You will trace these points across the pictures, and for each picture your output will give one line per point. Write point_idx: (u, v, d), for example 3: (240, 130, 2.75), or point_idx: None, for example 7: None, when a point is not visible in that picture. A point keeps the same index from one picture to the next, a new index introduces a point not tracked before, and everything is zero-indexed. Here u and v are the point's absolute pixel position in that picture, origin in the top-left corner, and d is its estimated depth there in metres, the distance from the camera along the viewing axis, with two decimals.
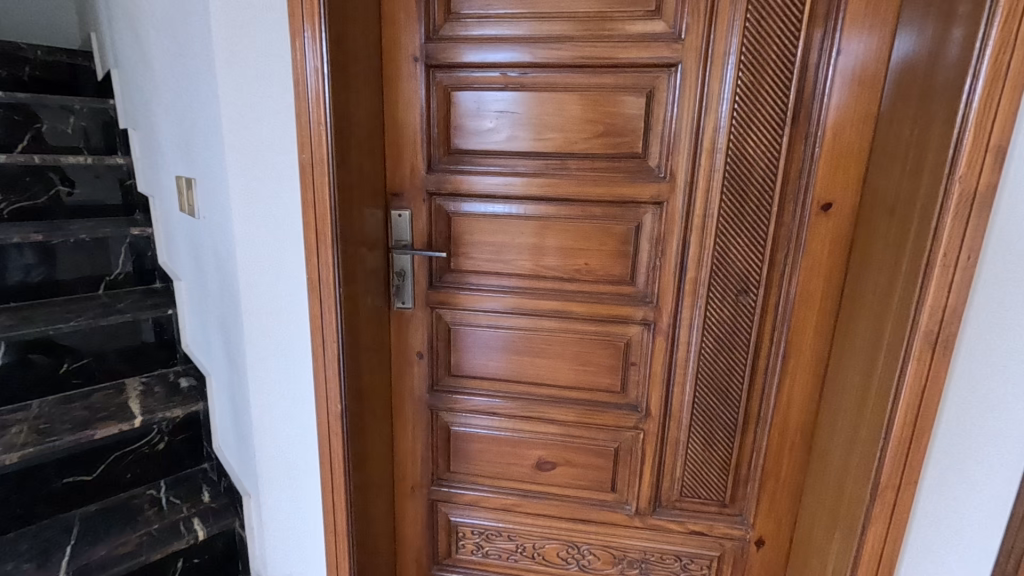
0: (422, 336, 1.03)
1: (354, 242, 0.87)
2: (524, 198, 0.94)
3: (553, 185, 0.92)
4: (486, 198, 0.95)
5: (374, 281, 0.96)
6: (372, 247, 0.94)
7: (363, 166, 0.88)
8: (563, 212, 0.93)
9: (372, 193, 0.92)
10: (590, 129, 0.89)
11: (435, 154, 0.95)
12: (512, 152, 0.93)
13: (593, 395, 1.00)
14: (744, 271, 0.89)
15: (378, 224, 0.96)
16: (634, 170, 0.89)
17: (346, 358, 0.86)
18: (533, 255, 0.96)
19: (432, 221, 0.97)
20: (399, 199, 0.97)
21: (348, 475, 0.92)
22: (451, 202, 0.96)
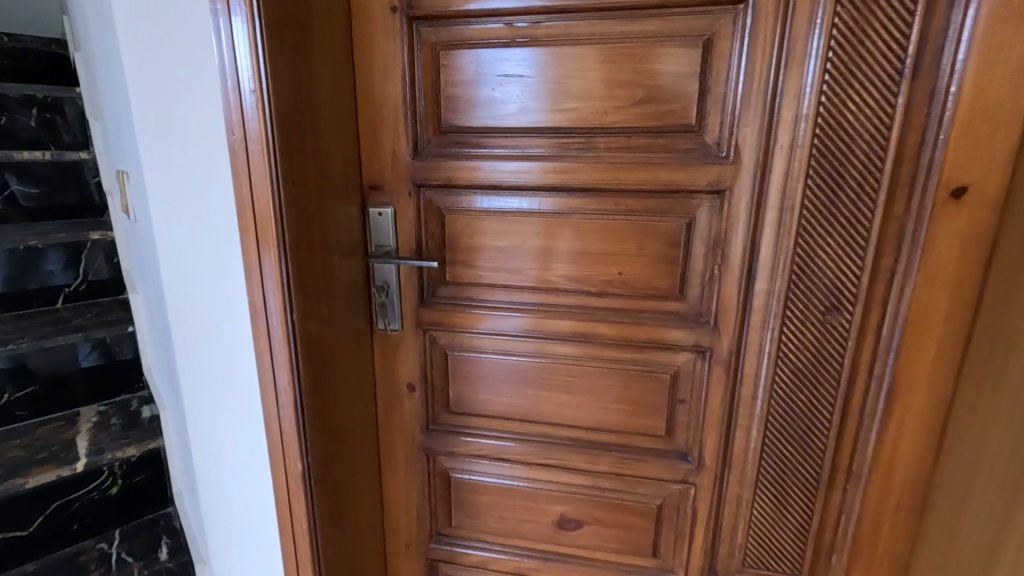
0: (413, 364, 0.82)
1: (320, 252, 0.66)
2: (538, 189, 0.72)
3: (575, 171, 0.70)
4: (489, 190, 0.74)
5: (350, 298, 0.75)
6: (347, 255, 0.73)
7: (327, 151, 0.67)
8: (590, 207, 0.71)
9: (343, 186, 0.72)
10: (625, 95, 0.67)
11: (423, 133, 0.74)
12: (522, 129, 0.71)
13: (630, 439, 0.79)
14: (837, 281, 0.66)
15: (354, 226, 0.75)
16: (684, 149, 0.67)
17: (307, 405, 0.66)
18: (550, 263, 0.74)
19: (422, 221, 0.76)
20: (379, 193, 0.76)
21: (318, 552, 0.71)
22: (445, 196, 0.75)
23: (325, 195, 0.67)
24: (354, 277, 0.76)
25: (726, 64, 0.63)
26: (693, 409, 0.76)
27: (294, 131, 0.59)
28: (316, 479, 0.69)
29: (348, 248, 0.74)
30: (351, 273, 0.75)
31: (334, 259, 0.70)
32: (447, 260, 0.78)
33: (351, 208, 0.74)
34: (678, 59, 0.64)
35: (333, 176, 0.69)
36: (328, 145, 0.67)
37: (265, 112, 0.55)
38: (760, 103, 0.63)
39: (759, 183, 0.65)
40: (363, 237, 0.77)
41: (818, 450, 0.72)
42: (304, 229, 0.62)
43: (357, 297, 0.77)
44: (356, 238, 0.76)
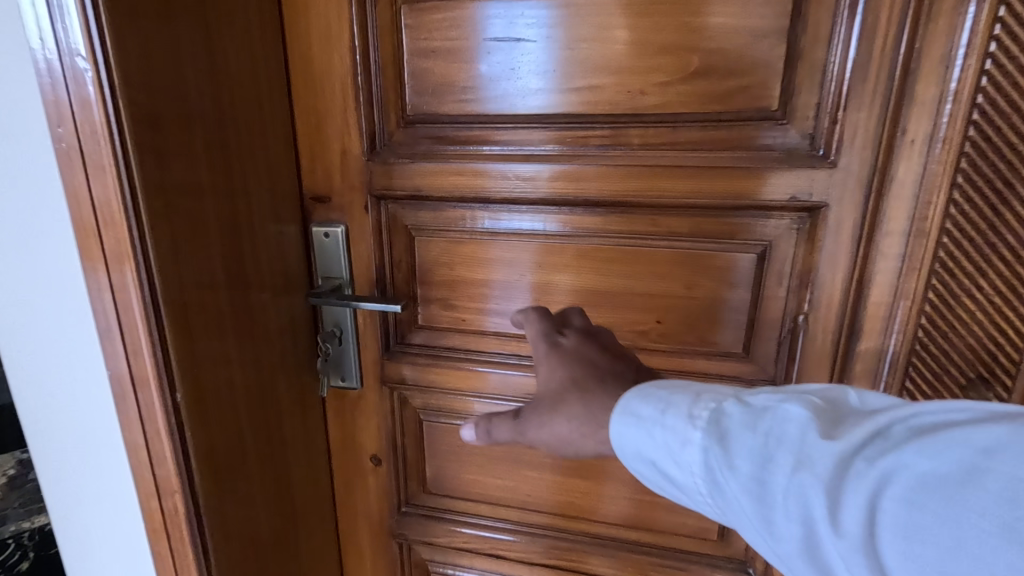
0: (378, 432, 0.62)
1: (225, 293, 0.46)
2: (543, 202, 0.51)
3: (596, 177, 0.49)
4: (474, 202, 0.53)
5: (288, 352, 0.55)
6: (279, 293, 0.53)
7: (237, 148, 0.47)
8: (616, 228, 0.50)
9: (270, 198, 0.51)
10: (671, 65, 0.45)
11: (382, 124, 0.53)
12: (520, 117, 0.50)
13: (667, 539, 0.58)
14: (991, 344, 0.42)
15: (291, 252, 0.54)
16: (759, 144, 0.45)
17: (209, 512, 0.46)
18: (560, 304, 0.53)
19: (385, 245, 0.56)
20: (327, 207, 0.56)
21: None
22: (415, 210, 0.54)
23: (236, 210, 0.47)
24: (293, 321, 0.55)
25: (831, 14, 0.41)
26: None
27: (161, 117, 0.39)
28: None
29: (281, 284, 0.53)
30: (289, 316, 0.55)
31: (256, 301, 0.50)
32: (420, 296, 0.57)
33: (287, 228, 0.54)
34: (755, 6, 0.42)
35: (251, 183, 0.49)
36: (240, 140, 0.47)
37: (105, 87, 0.36)
38: (884, 73, 0.41)
39: (875, 195, 0.43)
40: (306, 267, 0.57)
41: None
42: (188, 263, 0.42)
43: (298, 348, 0.57)
44: (295, 269, 0.55)
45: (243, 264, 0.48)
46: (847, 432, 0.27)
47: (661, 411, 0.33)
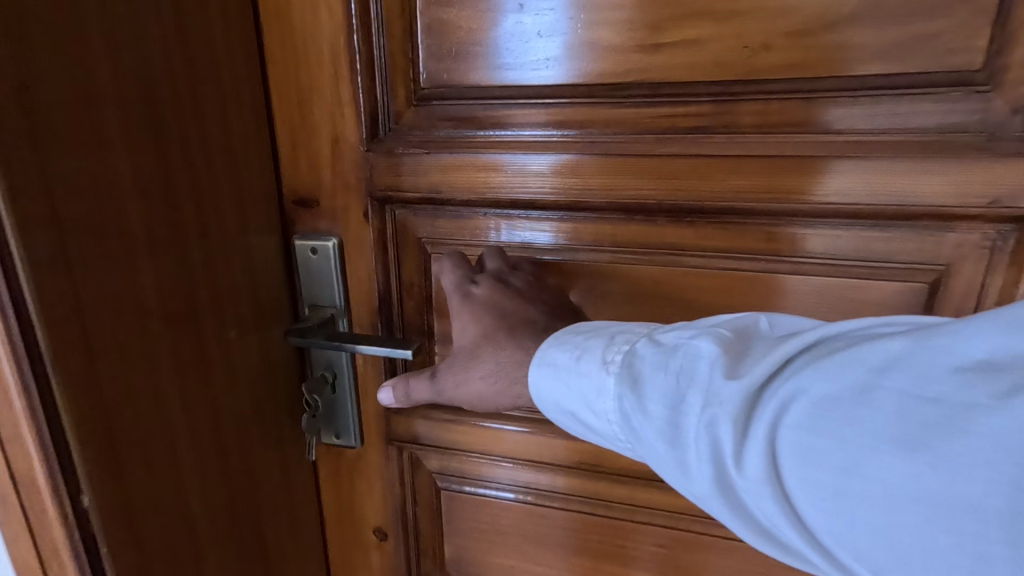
0: (382, 501, 0.48)
1: (160, 336, 0.32)
2: (609, 208, 0.37)
3: (688, 171, 0.34)
4: (511, 208, 0.39)
5: (262, 407, 0.41)
6: (246, 328, 0.39)
7: (176, 127, 0.33)
8: (713, 243, 0.36)
9: (231, 199, 0.37)
10: (811, 9, 0.31)
11: (388, 102, 0.39)
12: (579, 89, 0.35)
13: None
14: None
15: (265, 271, 0.40)
16: (942, 120, 0.30)
17: None
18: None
19: (389, 264, 0.42)
20: (314, 213, 0.41)
21: None
22: (430, 218, 0.40)
23: (178, 215, 0.33)
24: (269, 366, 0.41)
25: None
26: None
27: (38, 78, 0.26)
28: None
29: (249, 314, 0.39)
30: (262, 358, 0.40)
31: (209, 343, 0.36)
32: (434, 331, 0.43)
33: (259, 241, 0.40)
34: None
35: (202, 178, 0.35)
36: (183, 119, 0.33)
37: None
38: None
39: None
40: (286, 293, 0.43)
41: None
42: (94, 297, 0.28)
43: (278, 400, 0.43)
44: (271, 295, 0.41)
45: (190, 292, 0.34)
46: (753, 365, 0.26)
47: (578, 358, 0.30)
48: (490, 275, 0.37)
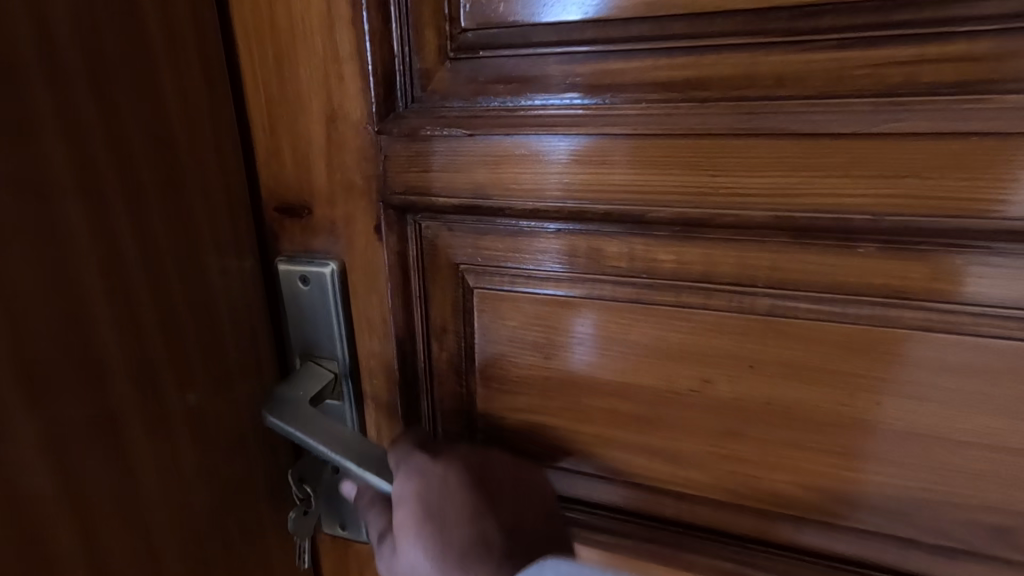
0: None
1: (32, 443, 0.20)
2: (773, 228, 0.21)
3: (935, 166, 0.19)
4: (600, 224, 0.24)
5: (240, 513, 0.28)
6: (208, 398, 0.26)
7: (53, 101, 0.20)
8: (965, 290, 0.20)
9: (172, 210, 0.24)
10: None
11: (410, 56, 0.25)
12: (732, 21, 0.20)
13: None
14: None
15: (238, 310, 0.27)
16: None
17: None
18: (786, 448, 0.24)
19: (413, 304, 0.28)
20: (305, 226, 0.28)
21: None
22: (472, 239, 0.26)
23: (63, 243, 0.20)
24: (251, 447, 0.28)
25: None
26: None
27: None
28: None
29: (211, 378, 0.26)
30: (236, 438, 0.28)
31: (134, 438, 0.23)
32: (477, 402, 0.29)
33: (226, 267, 0.27)
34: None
35: (110, 179, 0.22)
36: (65, 91, 0.20)
37: None
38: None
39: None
40: (272, 338, 0.29)
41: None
42: None
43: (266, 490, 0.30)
44: (250, 343, 0.28)
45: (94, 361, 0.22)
46: None
47: None
48: (449, 457, 0.27)
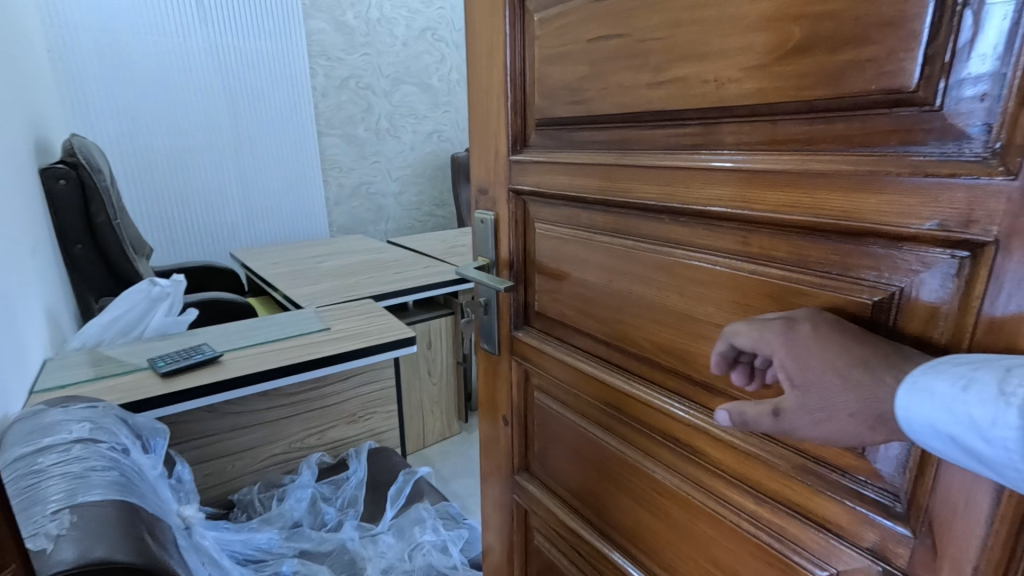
0: (506, 379, 1.04)
1: None
2: (637, 202, 0.71)
3: (673, 177, 0.66)
4: (578, 199, 0.80)
5: None
6: None
7: None
8: (690, 215, 0.66)
9: None
10: (754, 117, 0.58)
11: (519, 136, 0.89)
12: (621, 134, 0.72)
13: (739, 525, 0.69)
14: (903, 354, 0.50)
15: None
16: (917, 136, 0.46)
17: None
18: (654, 276, 0.72)
19: (515, 243, 0.94)
20: (486, 197, 0.97)
21: (485, 500, 1.19)
22: (551, 213, 0.87)
23: None
24: None
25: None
26: (756, 505, 0.66)
27: None
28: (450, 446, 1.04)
29: None
30: None
31: None
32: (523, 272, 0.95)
33: None
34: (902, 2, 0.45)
35: None
36: None
37: None
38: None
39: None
40: None
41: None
42: None
43: None
44: None
45: None
46: None
47: (963, 387, 0.38)
48: (826, 320, 0.51)
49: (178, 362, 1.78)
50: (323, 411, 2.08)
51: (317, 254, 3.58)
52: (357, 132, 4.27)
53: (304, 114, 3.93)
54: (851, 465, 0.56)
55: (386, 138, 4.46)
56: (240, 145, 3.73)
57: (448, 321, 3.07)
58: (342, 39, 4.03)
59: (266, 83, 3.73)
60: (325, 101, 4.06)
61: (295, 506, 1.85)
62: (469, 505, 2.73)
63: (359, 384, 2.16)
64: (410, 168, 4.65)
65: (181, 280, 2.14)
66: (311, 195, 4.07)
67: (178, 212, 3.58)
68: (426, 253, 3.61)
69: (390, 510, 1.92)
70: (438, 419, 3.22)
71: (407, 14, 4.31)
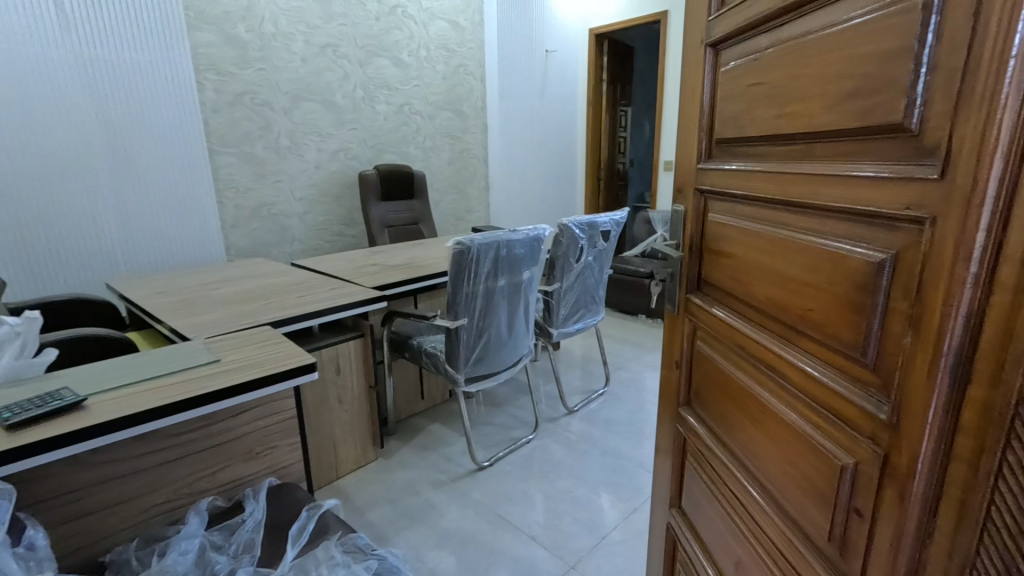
0: (681, 331, 1.49)
1: None
2: (755, 192, 1.05)
3: (775, 175, 0.98)
4: (728, 192, 1.17)
5: None
6: None
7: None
8: (783, 196, 0.95)
9: None
10: (826, 141, 0.84)
11: (706, 149, 1.29)
12: (756, 145, 1.06)
13: (791, 418, 0.97)
14: (908, 293, 0.69)
15: None
16: (900, 151, 0.69)
17: None
18: (767, 242, 1.02)
19: (695, 223, 1.35)
20: (681, 194, 1.42)
21: (664, 421, 1.65)
22: (724, 205, 1.21)
23: None
24: None
25: (952, 61, 0.61)
26: (805, 408, 0.93)
27: None
28: (677, 361, 1.52)
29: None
30: None
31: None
32: (693, 245, 1.37)
33: None
34: (898, 72, 0.70)
35: None
36: None
37: None
38: (968, 105, 0.58)
39: (948, 205, 0.61)
40: None
41: (937, 530, 0.66)
42: None
43: None
44: None
45: None
46: None
47: None
48: None
49: (31, 411, 1.44)
50: (221, 448, 1.81)
51: (208, 280, 3.30)
52: (255, 151, 4.00)
53: (196, 133, 3.64)
54: (865, 376, 0.78)
55: (289, 156, 4.23)
56: (116, 166, 3.34)
57: (358, 343, 2.91)
58: (233, 52, 3.77)
59: (146, 100, 3.40)
60: (218, 117, 3.76)
61: (179, 560, 1.46)
62: (385, 534, 2.61)
63: (262, 415, 1.91)
64: (315, 189, 4.44)
65: (37, 317, 1.67)
66: (204, 219, 3.75)
67: (44, 246, 3.11)
68: (327, 274, 3.45)
69: (291, 551, 1.51)
70: (352, 447, 3.05)
71: (305, 29, 4.15)
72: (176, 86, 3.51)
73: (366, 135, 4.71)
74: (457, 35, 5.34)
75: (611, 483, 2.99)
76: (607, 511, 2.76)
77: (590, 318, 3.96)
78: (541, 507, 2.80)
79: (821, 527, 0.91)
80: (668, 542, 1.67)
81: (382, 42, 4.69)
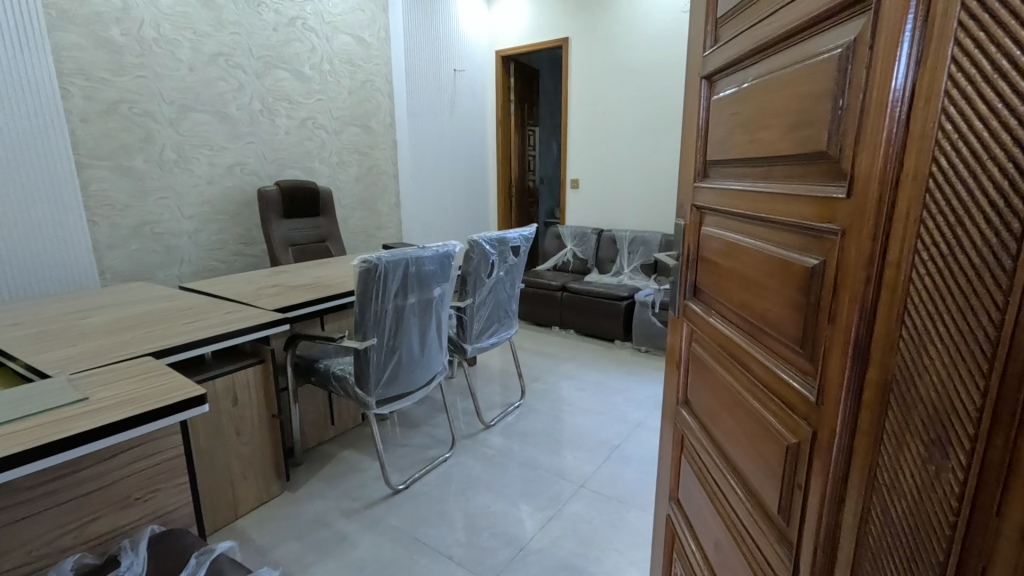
0: (680, 334, 1.59)
1: None
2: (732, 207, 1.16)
3: (745, 193, 1.08)
4: (714, 207, 1.29)
5: None
6: None
7: None
8: (750, 211, 1.06)
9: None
10: (781, 167, 0.94)
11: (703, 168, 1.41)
12: (733, 167, 1.17)
13: (755, 406, 1.05)
14: (830, 290, 0.79)
15: None
16: (827, 176, 0.79)
17: None
18: (740, 251, 1.13)
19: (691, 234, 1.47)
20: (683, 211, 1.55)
21: (670, 420, 1.74)
22: (714, 219, 1.31)
23: None
24: None
25: (858, 100, 0.71)
26: (765, 398, 1.01)
27: None
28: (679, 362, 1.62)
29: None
30: None
31: None
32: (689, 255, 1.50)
33: None
34: (822, 111, 0.81)
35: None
36: None
37: None
38: (864, 136, 0.68)
39: (854, 220, 0.71)
40: None
41: (846, 500, 0.75)
42: None
43: None
44: None
45: None
46: None
47: None
48: None
49: None
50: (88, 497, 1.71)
51: (75, 309, 3.07)
52: (135, 164, 3.82)
53: (59, 146, 3.38)
54: (803, 364, 0.87)
55: (176, 170, 4.09)
56: None
57: (258, 370, 2.84)
58: (106, 57, 3.62)
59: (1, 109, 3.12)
60: (87, 126, 3.56)
61: None
62: (291, 571, 2.51)
63: (135, 458, 1.82)
64: (208, 206, 4.33)
65: None
66: (75, 242, 3.52)
67: None
68: (226, 297, 3.31)
69: None
70: (255, 482, 2.93)
71: (192, 36, 4.08)
72: (35, 93, 3.25)
73: (265, 149, 4.69)
74: (363, 50, 5.46)
75: (530, 494, 3.10)
76: (525, 522, 2.87)
77: (503, 332, 4.18)
78: (460, 525, 2.85)
79: (776, 506, 0.99)
80: (669, 533, 1.75)
81: (280, 53, 4.71)
